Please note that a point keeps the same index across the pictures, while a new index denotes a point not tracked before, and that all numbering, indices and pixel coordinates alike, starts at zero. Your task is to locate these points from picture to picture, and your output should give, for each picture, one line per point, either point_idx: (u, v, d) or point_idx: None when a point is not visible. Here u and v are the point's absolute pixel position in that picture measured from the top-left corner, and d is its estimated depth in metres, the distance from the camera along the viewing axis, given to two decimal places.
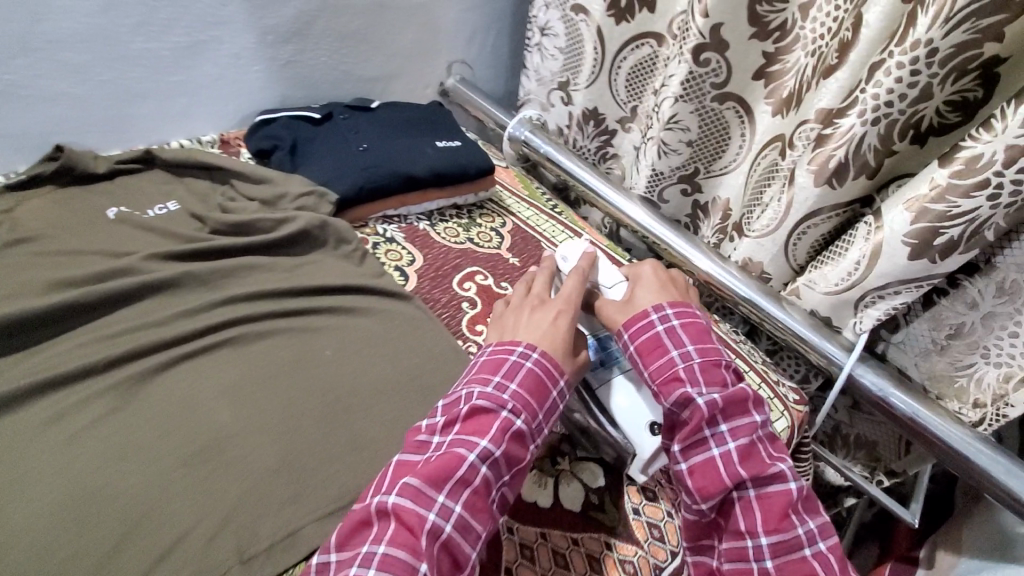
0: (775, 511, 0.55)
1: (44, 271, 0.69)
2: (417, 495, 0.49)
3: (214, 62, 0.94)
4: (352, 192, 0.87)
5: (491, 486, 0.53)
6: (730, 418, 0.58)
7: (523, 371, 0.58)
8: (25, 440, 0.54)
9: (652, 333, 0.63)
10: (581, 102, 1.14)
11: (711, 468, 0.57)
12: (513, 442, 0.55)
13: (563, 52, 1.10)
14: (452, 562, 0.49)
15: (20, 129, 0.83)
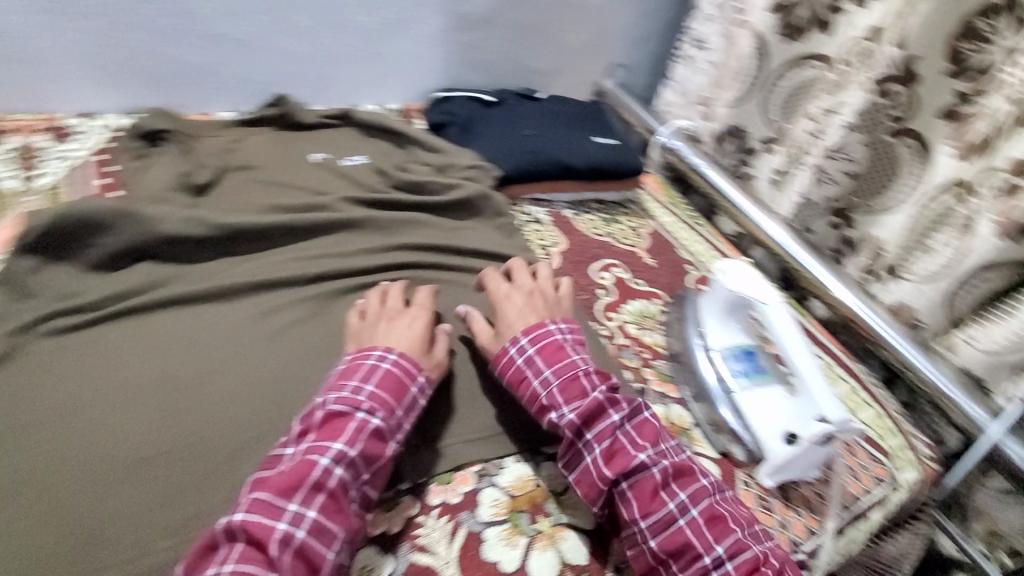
0: (646, 493, 0.55)
1: (261, 196, 0.81)
2: (341, 412, 0.52)
3: (412, 38, 1.04)
4: (512, 171, 0.95)
5: (349, 487, 0.49)
6: (591, 425, 0.57)
7: (396, 375, 0.55)
8: (241, 326, 0.64)
9: (524, 362, 0.61)
10: (723, 118, 1.13)
11: (585, 476, 0.57)
12: (371, 445, 0.51)
13: (714, 66, 1.13)
14: (309, 569, 0.46)
15: (251, 77, 0.94)
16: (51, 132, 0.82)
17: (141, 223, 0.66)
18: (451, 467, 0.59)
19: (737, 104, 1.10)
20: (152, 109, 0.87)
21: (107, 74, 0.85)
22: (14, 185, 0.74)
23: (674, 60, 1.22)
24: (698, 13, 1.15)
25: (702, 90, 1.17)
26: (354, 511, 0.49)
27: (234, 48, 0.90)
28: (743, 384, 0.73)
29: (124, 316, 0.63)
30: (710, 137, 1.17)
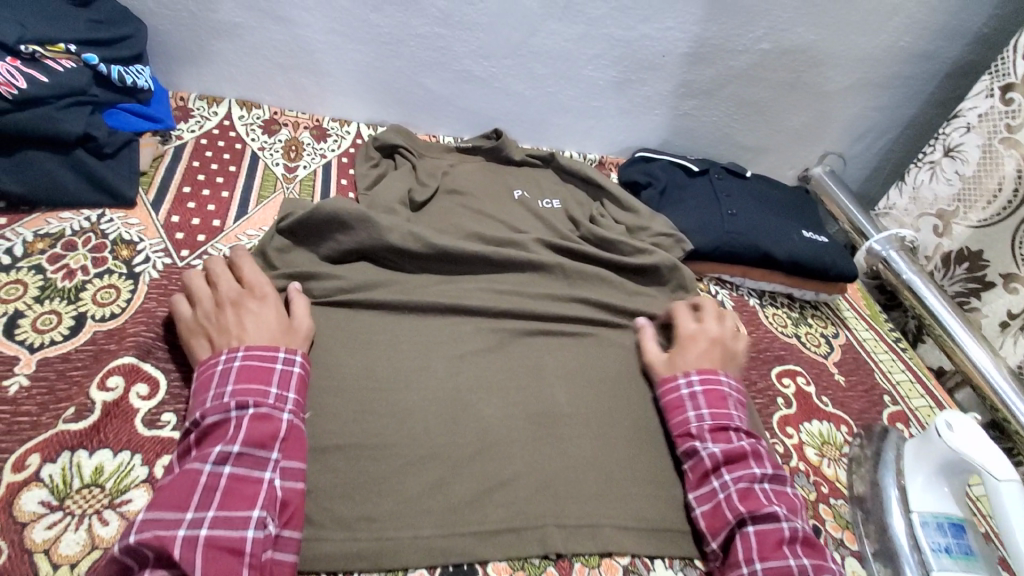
0: (771, 540, 0.54)
1: (466, 222, 0.87)
2: (685, 403, 0.66)
3: (630, 99, 1.05)
4: (707, 248, 0.90)
5: (247, 476, 0.48)
6: (732, 469, 0.60)
7: (252, 367, 0.54)
8: (431, 342, 0.69)
9: (676, 393, 0.67)
10: (961, 239, 1.07)
11: (714, 508, 0.58)
12: (260, 425, 0.50)
13: (962, 180, 1.05)
14: (234, 554, 0.44)
15: (479, 110, 1.03)
16: (313, 130, 0.95)
17: (372, 230, 0.74)
18: (600, 550, 0.56)
19: (981, 226, 1.03)
20: (393, 125, 0.97)
21: (367, 89, 0.97)
22: (280, 172, 0.87)
23: (915, 162, 1.14)
24: (955, 119, 1.06)
25: (942, 202, 1.09)
26: (267, 483, 0.48)
27: (474, 82, 0.98)
28: (942, 561, 0.62)
29: (339, 309, 0.70)
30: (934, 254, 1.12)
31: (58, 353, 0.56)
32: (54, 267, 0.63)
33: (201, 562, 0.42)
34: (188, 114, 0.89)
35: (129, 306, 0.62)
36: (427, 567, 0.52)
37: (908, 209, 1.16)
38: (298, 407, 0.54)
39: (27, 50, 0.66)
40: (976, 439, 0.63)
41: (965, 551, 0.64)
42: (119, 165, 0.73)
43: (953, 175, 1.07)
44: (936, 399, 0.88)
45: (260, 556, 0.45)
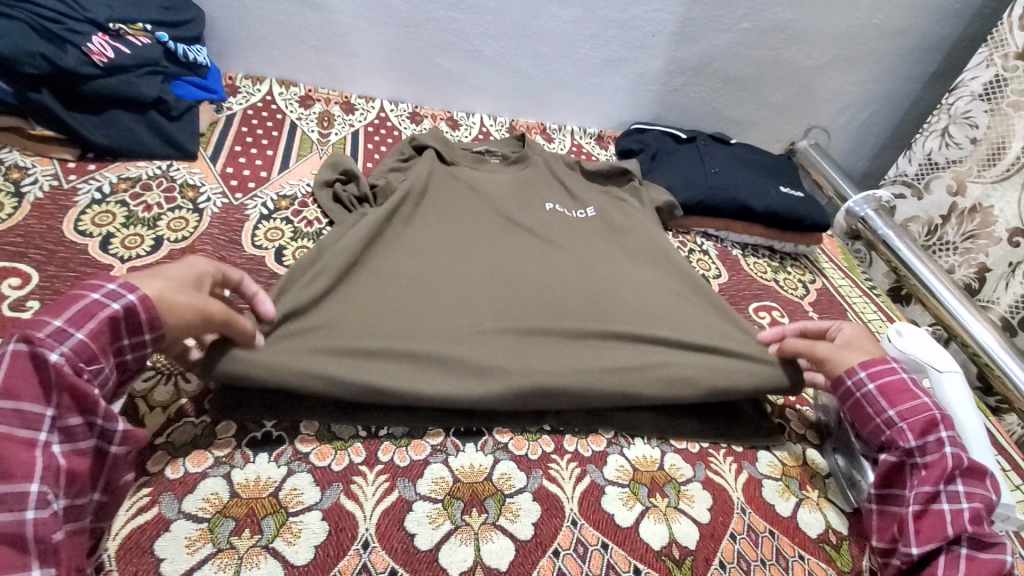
0: (988, 571, 0.51)
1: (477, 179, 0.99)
2: (914, 392, 0.61)
3: (624, 76, 1.17)
4: (691, 202, 1.01)
5: (14, 440, 0.40)
6: (966, 481, 0.56)
7: (47, 307, 0.45)
8: None
9: (899, 378, 0.62)
10: (975, 196, 1.15)
11: (935, 513, 0.55)
12: (24, 373, 0.42)
13: (973, 142, 1.15)
14: (11, 544, 0.38)
15: (488, 88, 1.15)
16: (342, 105, 1.08)
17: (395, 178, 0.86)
18: (587, 425, 0.66)
19: (993, 183, 1.12)
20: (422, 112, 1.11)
21: (389, 68, 1.10)
22: (315, 137, 1.00)
23: (922, 132, 1.24)
24: (960, 89, 1.16)
25: (956, 165, 1.18)
26: (42, 450, 0.41)
27: (483, 61, 1.11)
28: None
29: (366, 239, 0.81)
30: (941, 214, 1.21)
31: (143, 262, 0.69)
32: (135, 202, 0.76)
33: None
34: (236, 90, 1.03)
35: (195, 231, 0.74)
36: (443, 427, 0.62)
37: (919, 174, 1.25)
38: (87, 348, 0.44)
39: (114, 27, 0.81)
40: (919, 342, 0.72)
41: None
42: (183, 126, 0.86)
43: (963, 140, 1.17)
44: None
45: (50, 537, 0.39)
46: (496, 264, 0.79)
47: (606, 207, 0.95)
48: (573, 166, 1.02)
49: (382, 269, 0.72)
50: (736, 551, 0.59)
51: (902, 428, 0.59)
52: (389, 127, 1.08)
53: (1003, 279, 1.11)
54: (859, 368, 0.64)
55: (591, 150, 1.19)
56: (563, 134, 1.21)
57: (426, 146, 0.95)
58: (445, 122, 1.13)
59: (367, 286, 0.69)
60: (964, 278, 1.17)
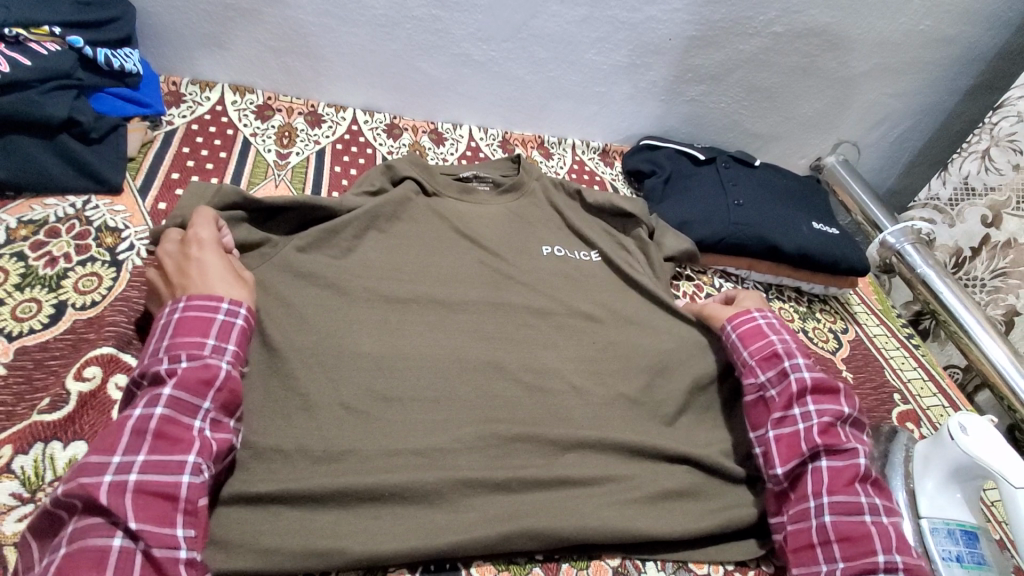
0: (843, 476, 0.57)
1: (462, 208, 0.85)
2: (765, 332, 0.68)
3: (635, 84, 1.02)
4: (710, 239, 0.87)
5: (178, 423, 0.47)
6: (817, 400, 0.62)
7: (196, 315, 0.53)
8: (422, 331, 0.67)
9: (755, 324, 0.70)
10: (1011, 230, 1.01)
11: (789, 435, 0.61)
12: (192, 371, 0.49)
13: (1015, 169, 1.00)
14: (167, 501, 0.44)
15: (477, 97, 1.00)
16: (307, 116, 0.93)
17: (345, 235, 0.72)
18: (588, 551, 0.55)
19: None
20: (399, 130, 0.97)
21: (362, 73, 0.94)
22: (271, 158, 0.85)
23: (960, 151, 1.09)
24: (1008, 105, 1.01)
25: (995, 193, 1.03)
26: (196, 432, 0.48)
27: (472, 66, 0.95)
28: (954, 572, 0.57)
29: (317, 290, 0.67)
30: (973, 247, 1.07)
31: (36, 341, 0.55)
32: (37, 255, 0.62)
33: (131, 507, 0.42)
34: (179, 99, 0.88)
35: (109, 294, 0.60)
36: (408, 567, 0.51)
37: (952, 199, 1.10)
38: (236, 358, 0.53)
39: (12, 33, 0.65)
40: (984, 439, 0.60)
41: (976, 560, 0.58)
42: (105, 151, 0.71)
43: (1005, 166, 1.02)
44: (954, 403, 0.83)
45: (195, 502, 0.45)
46: (480, 330, 0.69)
47: (610, 249, 0.85)
48: (577, 197, 0.91)
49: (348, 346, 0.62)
50: None
51: (753, 366, 0.66)
52: (361, 142, 0.93)
53: None
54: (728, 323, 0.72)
55: (595, 168, 1.05)
56: (563, 148, 1.07)
57: (404, 177, 0.83)
58: (428, 137, 0.99)
59: (329, 379, 0.59)
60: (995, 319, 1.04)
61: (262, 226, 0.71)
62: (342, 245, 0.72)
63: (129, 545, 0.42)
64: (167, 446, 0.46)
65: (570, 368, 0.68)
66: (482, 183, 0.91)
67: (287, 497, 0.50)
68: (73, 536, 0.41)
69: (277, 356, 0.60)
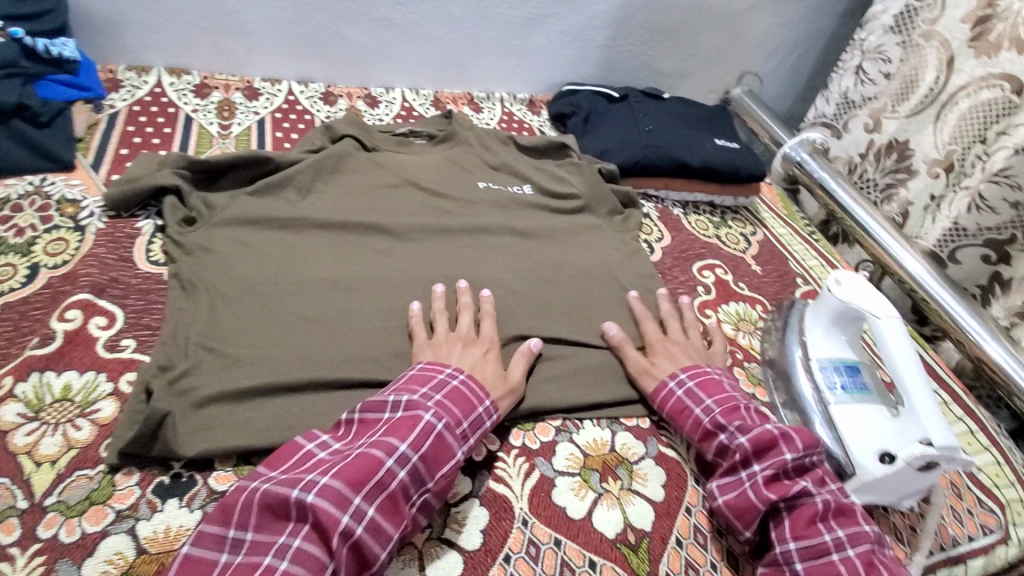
0: (804, 518, 0.55)
1: (400, 158, 0.92)
2: (687, 403, 0.64)
3: (548, 35, 1.10)
4: (628, 162, 0.97)
5: (410, 492, 0.51)
6: (762, 458, 0.58)
7: (460, 389, 0.58)
8: (374, 260, 0.75)
9: (674, 397, 0.65)
10: (891, 132, 1.09)
11: (739, 500, 0.57)
12: (434, 445, 0.53)
13: (886, 77, 1.09)
14: (364, 563, 0.47)
15: (405, 59, 1.07)
16: (245, 91, 0.99)
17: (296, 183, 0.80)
18: (533, 417, 0.64)
19: (908, 119, 1.05)
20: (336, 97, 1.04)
21: (292, 46, 1.00)
22: (214, 130, 0.91)
23: (836, 71, 1.18)
24: (872, 22, 1.10)
25: (873, 102, 1.12)
26: (414, 505, 0.51)
27: (396, 30, 1.03)
28: (841, 398, 0.69)
29: (276, 231, 0.74)
30: (861, 152, 1.15)
31: (17, 297, 0.61)
32: (5, 227, 0.67)
33: (344, 555, 0.45)
34: (118, 85, 0.92)
35: (78, 253, 0.66)
36: None
37: (837, 113, 1.19)
38: (468, 450, 0.57)
39: None
40: (855, 289, 0.71)
41: (858, 386, 0.70)
42: (55, 132, 0.76)
43: (879, 76, 1.10)
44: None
45: (376, 571, 0.48)
46: (424, 256, 0.78)
47: (540, 182, 0.94)
48: (509, 142, 1.00)
49: (306, 276, 0.70)
50: (692, 525, 0.59)
51: (705, 424, 0.63)
52: (299, 110, 0.99)
53: (931, 210, 1.02)
54: (670, 376, 0.67)
55: (523, 117, 1.14)
56: (492, 102, 1.14)
57: (345, 135, 0.90)
58: (363, 101, 1.05)
59: (294, 300, 0.67)
60: (891, 214, 1.09)
61: (211, 186, 0.77)
62: (291, 197, 0.79)
63: None
64: (393, 513, 0.49)
65: (510, 280, 0.78)
66: (419, 137, 0.98)
67: (265, 391, 0.58)
68: (281, 549, 0.44)
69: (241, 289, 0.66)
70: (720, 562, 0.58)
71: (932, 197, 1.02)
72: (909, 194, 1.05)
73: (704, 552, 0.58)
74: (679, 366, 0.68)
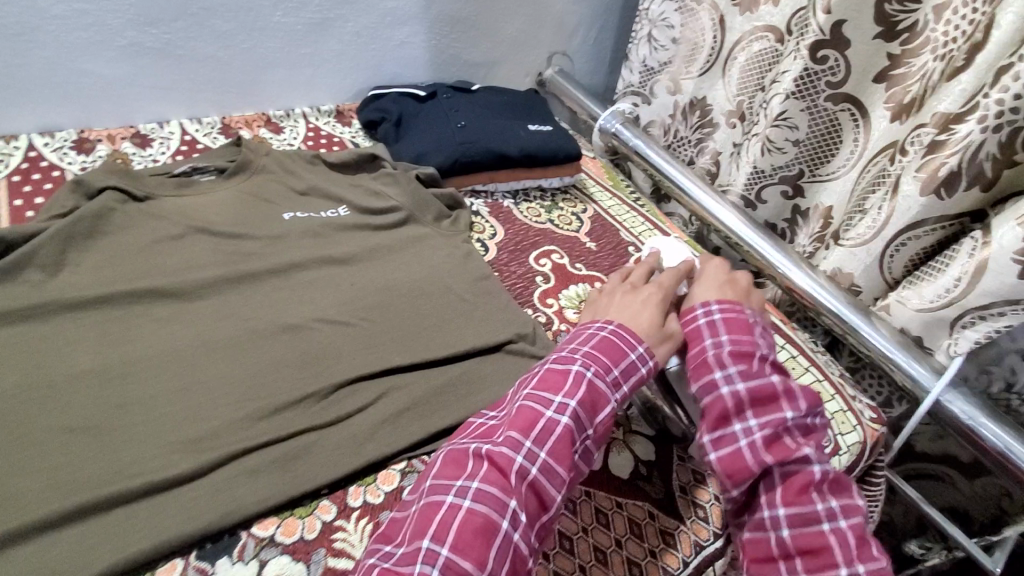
0: (796, 486, 0.54)
1: (182, 201, 0.79)
2: (702, 334, 0.63)
3: (338, 39, 1.02)
4: (446, 163, 0.93)
5: (574, 436, 0.54)
6: (758, 411, 0.57)
7: (608, 339, 0.60)
8: (159, 330, 0.63)
9: (694, 325, 0.64)
10: (689, 91, 1.13)
11: (731, 453, 0.56)
12: (591, 393, 0.56)
13: (675, 41, 1.12)
14: (541, 504, 0.51)
15: (174, 86, 0.93)
16: None
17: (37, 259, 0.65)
18: (374, 467, 0.59)
19: (700, 77, 1.11)
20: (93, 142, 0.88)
21: (16, 91, 0.82)
22: None
23: (631, 41, 1.20)
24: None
25: (667, 67, 1.15)
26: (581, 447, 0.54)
27: (151, 55, 0.88)
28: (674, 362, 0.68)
29: (17, 325, 0.60)
30: (670, 114, 1.18)
31: None
32: None
33: (521, 498, 0.49)
34: None
35: None
36: (179, 554, 0.50)
37: (641, 82, 1.21)
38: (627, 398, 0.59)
39: None
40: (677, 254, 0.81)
41: None
42: None
43: (667, 42, 1.13)
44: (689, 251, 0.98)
45: (546, 518, 0.51)
46: (224, 313, 0.67)
47: (356, 200, 0.87)
48: (315, 162, 0.91)
49: (65, 371, 0.57)
50: (557, 532, 0.57)
51: (709, 361, 0.60)
52: (43, 167, 0.83)
53: (732, 159, 1.09)
54: (711, 302, 0.65)
55: (332, 131, 1.05)
56: (294, 119, 1.04)
57: (104, 188, 0.75)
58: (130, 142, 0.90)
59: (41, 408, 0.54)
60: (705, 166, 1.14)
61: None
62: (34, 278, 0.65)
63: (507, 532, 0.47)
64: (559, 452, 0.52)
65: (332, 317, 0.70)
66: (205, 174, 0.85)
67: (14, 536, 0.46)
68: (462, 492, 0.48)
69: None
70: (589, 563, 0.56)
71: (732, 145, 1.09)
72: (715, 145, 1.11)
73: (571, 557, 0.56)
74: (692, 305, 0.66)
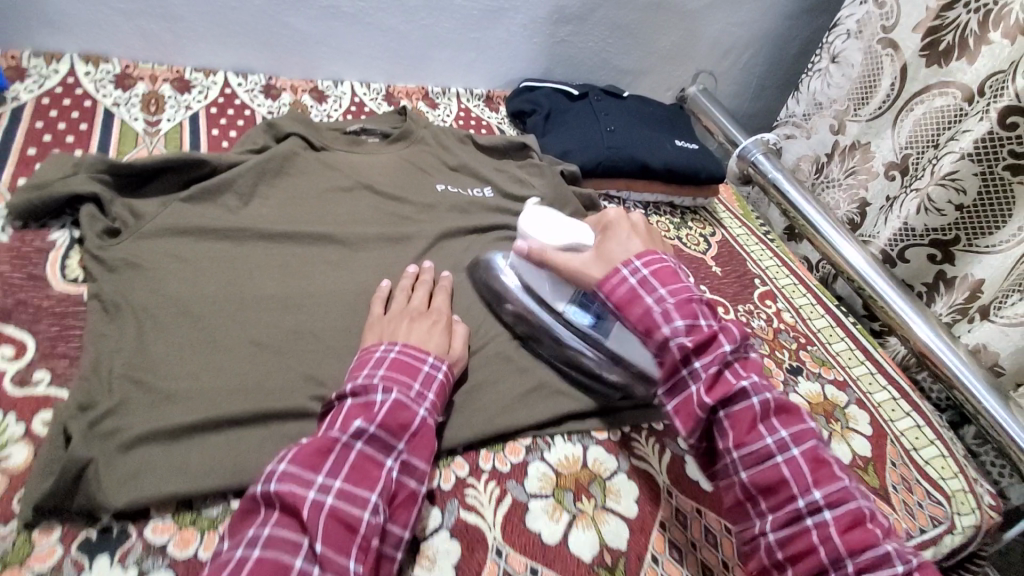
0: (745, 424, 0.53)
1: (350, 157, 0.86)
2: (638, 293, 0.59)
3: (506, 28, 1.06)
4: (590, 164, 0.95)
5: (376, 455, 0.50)
6: (701, 355, 0.55)
7: (406, 360, 0.57)
8: (327, 272, 0.70)
9: (626, 287, 0.60)
10: (853, 134, 1.10)
11: (685, 403, 0.55)
12: (393, 412, 0.52)
13: (850, 81, 1.09)
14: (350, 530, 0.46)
15: (354, 50, 1.00)
16: (174, 82, 0.89)
17: (235, 188, 0.73)
18: (503, 437, 0.62)
19: (869, 122, 1.07)
20: (278, 90, 0.96)
21: (227, 32, 0.92)
22: (140, 127, 0.82)
23: (805, 72, 1.18)
24: (837, 27, 1.10)
25: (837, 104, 1.12)
26: (388, 470, 0.50)
27: (343, 19, 0.96)
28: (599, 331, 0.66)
29: (219, 243, 0.68)
30: (827, 152, 1.16)
31: None
32: None
33: (321, 530, 0.44)
34: (22, 74, 0.81)
35: None
36: None
37: (806, 114, 1.19)
38: (433, 406, 0.56)
39: None
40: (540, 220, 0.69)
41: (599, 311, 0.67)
42: None
43: (842, 79, 1.11)
44: (819, 298, 0.96)
45: (371, 540, 0.46)
46: (382, 268, 0.73)
47: (501, 184, 0.91)
48: (466, 141, 0.95)
49: (251, 291, 0.64)
50: (667, 539, 0.59)
51: (668, 311, 0.57)
52: (237, 105, 0.91)
53: (882, 211, 1.05)
54: (634, 259, 0.61)
55: (480, 114, 1.09)
56: (448, 97, 1.09)
57: (289, 133, 0.82)
58: (309, 95, 0.98)
59: (233, 320, 0.61)
60: (846, 214, 1.11)
61: (136, 193, 0.70)
62: (232, 204, 0.73)
63: (307, 566, 0.43)
64: (356, 478, 0.48)
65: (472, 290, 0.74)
66: (372, 136, 0.91)
67: (210, 425, 0.52)
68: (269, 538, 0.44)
69: (178, 309, 0.60)
70: None
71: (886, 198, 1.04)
72: (867, 195, 1.07)
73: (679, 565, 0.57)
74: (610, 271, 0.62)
